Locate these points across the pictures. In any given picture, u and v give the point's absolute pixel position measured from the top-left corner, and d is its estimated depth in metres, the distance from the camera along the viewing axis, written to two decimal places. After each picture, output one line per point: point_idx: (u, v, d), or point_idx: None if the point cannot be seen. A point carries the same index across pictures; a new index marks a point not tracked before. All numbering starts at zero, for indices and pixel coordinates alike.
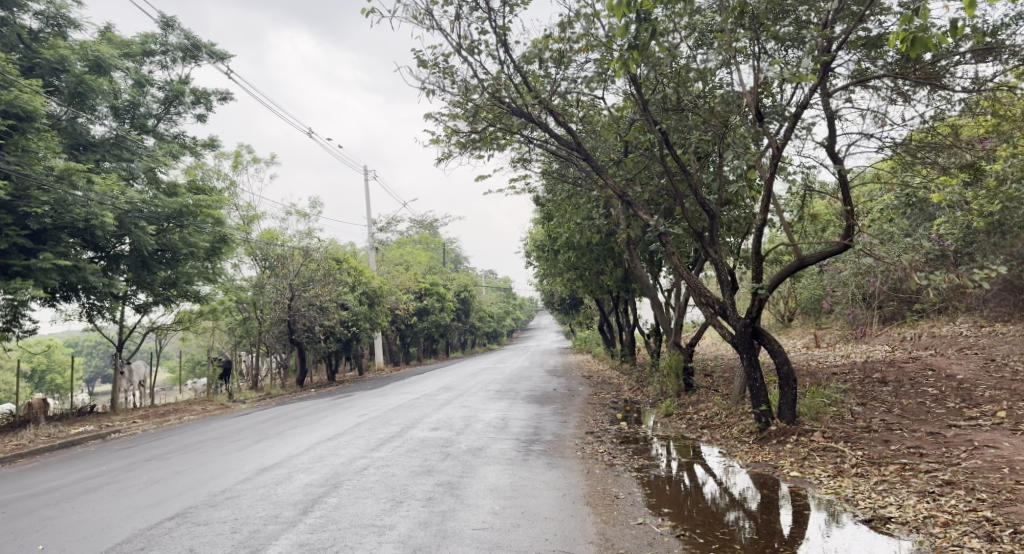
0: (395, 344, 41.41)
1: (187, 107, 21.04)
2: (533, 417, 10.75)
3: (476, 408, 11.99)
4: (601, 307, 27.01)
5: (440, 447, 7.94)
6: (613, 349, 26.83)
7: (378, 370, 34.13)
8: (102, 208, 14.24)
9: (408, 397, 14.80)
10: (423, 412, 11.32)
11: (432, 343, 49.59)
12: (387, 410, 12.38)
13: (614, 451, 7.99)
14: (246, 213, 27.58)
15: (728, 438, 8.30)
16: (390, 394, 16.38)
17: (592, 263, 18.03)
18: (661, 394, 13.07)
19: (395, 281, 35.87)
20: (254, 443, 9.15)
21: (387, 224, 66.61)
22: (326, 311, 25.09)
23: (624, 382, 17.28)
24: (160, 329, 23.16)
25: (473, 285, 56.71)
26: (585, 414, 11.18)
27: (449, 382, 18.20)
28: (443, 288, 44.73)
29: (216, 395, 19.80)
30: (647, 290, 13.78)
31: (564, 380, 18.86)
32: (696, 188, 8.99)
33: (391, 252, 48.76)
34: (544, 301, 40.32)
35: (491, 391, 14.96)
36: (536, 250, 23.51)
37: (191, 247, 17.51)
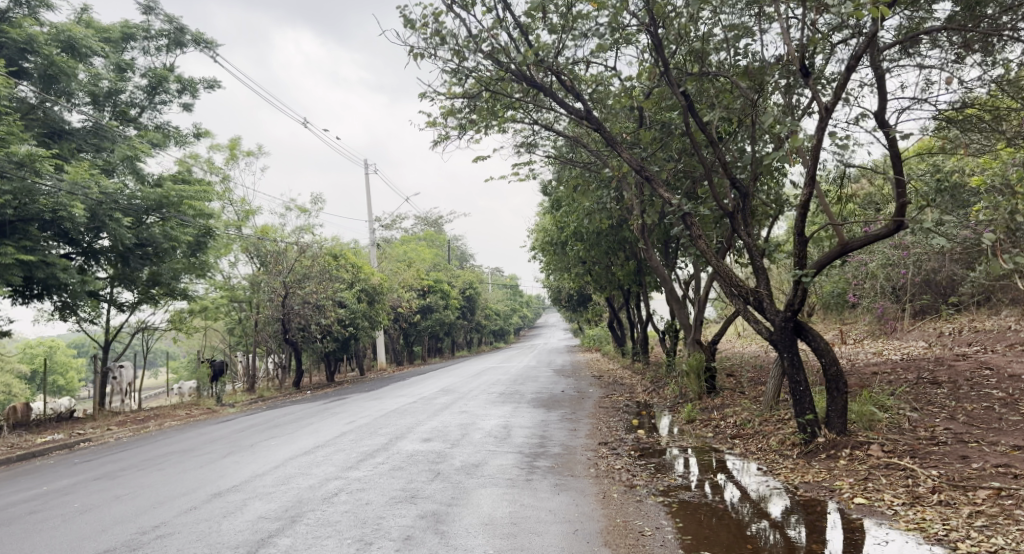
0: (399, 343, 40.36)
1: (172, 96, 20.04)
2: (538, 425, 9.59)
3: (475, 413, 10.85)
4: (611, 303, 25.82)
5: (429, 464, 6.81)
6: (624, 347, 25.64)
7: (380, 369, 33.06)
8: (71, 198, 13.23)
9: (405, 401, 13.67)
10: (416, 419, 10.19)
11: (438, 341, 48.51)
12: (379, 415, 11.25)
13: (632, 469, 6.82)
14: (241, 208, 26.64)
15: (767, 451, 7.12)
16: (386, 397, 15.30)
17: (601, 255, 16.88)
18: (680, 397, 11.88)
19: (397, 278, 34.82)
20: (221, 458, 8.05)
21: (391, 221, 65.66)
22: (322, 309, 24.01)
23: (637, 383, 16.09)
24: (150, 329, 22.13)
25: (479, 282, 55.64)
26: (596, 421, 10.02)
27: (450, 384, 17.07)
28: (447, 285, 43.62)
29: (204, 398, 18.75)
30: (663, 283, 12.60)
31: (572, 380, 17.70)
32: (723, 161, 7.79)
33: (395, 249, 47.79)
34: (551, 297, 39.16)
35: (494, 394, 13.81)
36: (541, 243, 22.33)
37: (173, 241, 16.48)
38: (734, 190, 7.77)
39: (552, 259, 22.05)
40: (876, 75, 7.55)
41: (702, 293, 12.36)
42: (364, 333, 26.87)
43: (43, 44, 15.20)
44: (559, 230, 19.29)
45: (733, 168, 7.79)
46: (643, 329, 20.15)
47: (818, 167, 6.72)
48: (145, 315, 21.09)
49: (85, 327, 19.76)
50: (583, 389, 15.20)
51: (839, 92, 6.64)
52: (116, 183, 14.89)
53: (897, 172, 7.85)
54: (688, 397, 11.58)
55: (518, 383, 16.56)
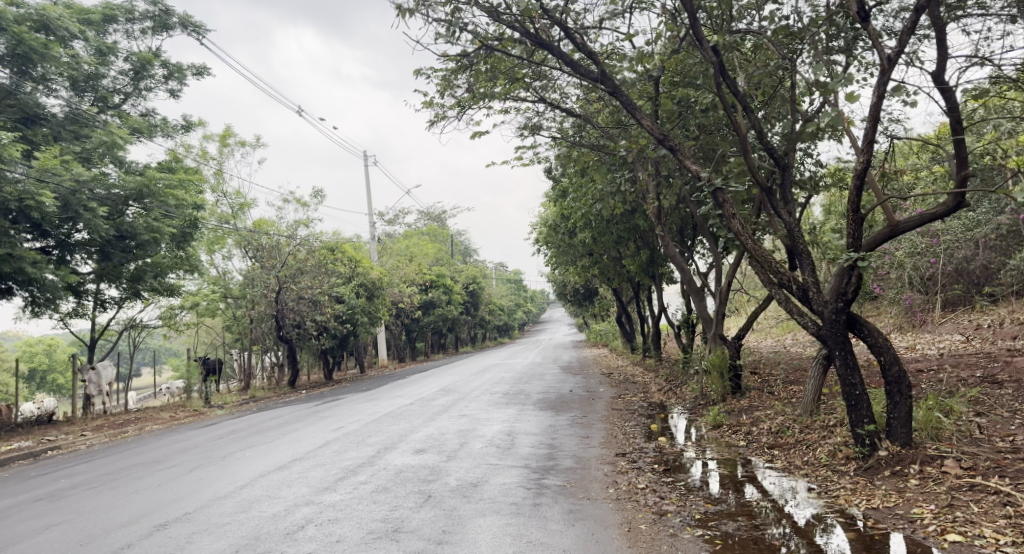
0: (401, 339, 39.39)
1: (157, 81, 19.05)
2: (546, 432, 8.57)
3: (477, 418, 9.84)
4: (619, 296, 24.74)
5: (420, 484, 5.80)
6: (633, 343, 24.58)
7: (382, 367, 32.10)
8: (39, 186, 12.19)
9: (401, 403, 12.69)
10: (410, 425, 9.17)
11: (441, 338, 47.52)
12: (371, 420, 10.24)
13: (659, 488, 5.80)
14: (235, 201, 25.72)
15: (815, 466, 6.10)
16: (382, 398, 14.30)
17: (611, 244, 15.84)
18: (703, 399, 10.83)
19: (398, 273, 33.84)
20: (187, 472, 7.07)
21: (394, 216, 64.68)
22: (318, 305, 23.02)
23: (651, 381, 15.02)
24: (138, 326, 21.15)
25: (482, 277, 54.59)
26: (611, 427, 9.00)
27: (451, 383, 16.07)
28: (450, 280, 42.61)
29: (193, 399, 17.76)
30: (682, 274, 11.53)
31: (581, 378, 16.65)
32: (761, 129, 6.74)
33: (397, 244, 46.77)
34: (556, 292, 38.09)
35: (497, 395, 12.79)
36: (546, 234, 21.27)
37: (155, 234, 15.49)
38: (772, 163, 6.73)
39: (559, 251, 20.97)
40: (937, 27, 6.44)
41: (724, 284, 11.34)
42: (363, 330, 25.86)
43: (13, 21, 14.17)
44: (566, 220, 18.21)
45: (770, 138, 6.76)
46: (655, 323, 19.08)
47: (877, 130, 5.67)
48: (133, 311, 20.13)
49: (68, 324, 18.78)
50: (593, 389, 14.16)
51: (903, 42, 5.57)
52: (90, 170, 13.87)
53: (956, 132, 6.63)
54: (711, 399, 10.54)
55: (524, 382, 15.53)
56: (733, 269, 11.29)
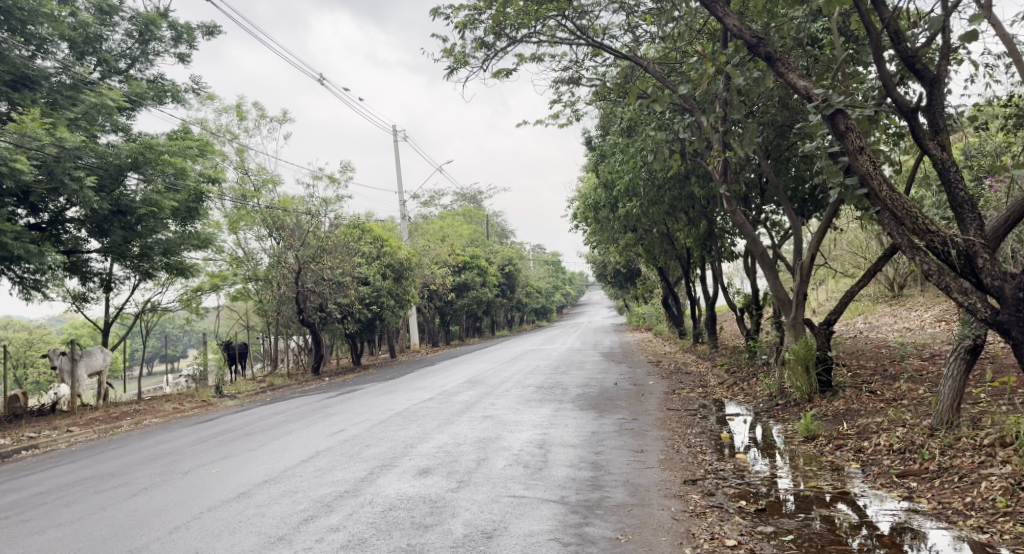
0: (434, 323, 38.04)
1: (166, 45, 17.69)
2: (588, 443, 6.79)
3: (503, 421, 8.13)
4: (665, 276, 22.66)
5: (410, 535, 4.08)
6: (681, 328, 22.50)
7: (413, 352, 30.74)
8: (14, 152, 10.76)
9: (420, 397, 11.05)
10: (421, 431, 7.48)
11: (475, 322, 46.00)
12: (378, 421, 8.61)
13: (760, 548, 3.97)
14: (258, 177, 24.51)
15: (992, 516, 4.18)
16: (401, 391, 12.69)
17: (660, 215, 13.84)
18: (780, 397, 8.92)
19: (428, 255, 32.32)
20: (129, 496, 5.55)
21: (429, 199, 63.43)
22: (341, 286, 21.63)
23: (708, 372, 13.04)
24: (156, 309, 20.08)
25: (518, 259, 52.84)
26: (670, 436, 7.18)
27: (480, 374, 14.39)
28: (485, 261, 40.99)
29: (203, 389, 16.51)
30: (753, 245, 9.55)
31: (626, 368, 14.72)
32: (898, 30, 4.83)
33: (430, 224, 45.41)
34: (595, 273, 36.08)
35: (530, 390, 11.05)
36: (585, 209, 19.33)
37: (154, 207, 14.14)
38: (913, 77, 4.81)
39: (600, 227, 19.04)
40: None
41: (805, 259, 9.33)
42: (390, 313, 24.44)
43: None
44: (608, 191, 16.23)
45: (909, 44, 4.85)
46: (708, 306, 17.02)
47: None
48: (149, 294, 19.07)
49: (79, 306, 17.70)
50: (640, 381, 12.31)
51: None
52: (78, 136, 12.53)
53: None
54: (792, 399, 8.62)
55: (561, 373, 13.75)
56: (817, 240, 9.29)
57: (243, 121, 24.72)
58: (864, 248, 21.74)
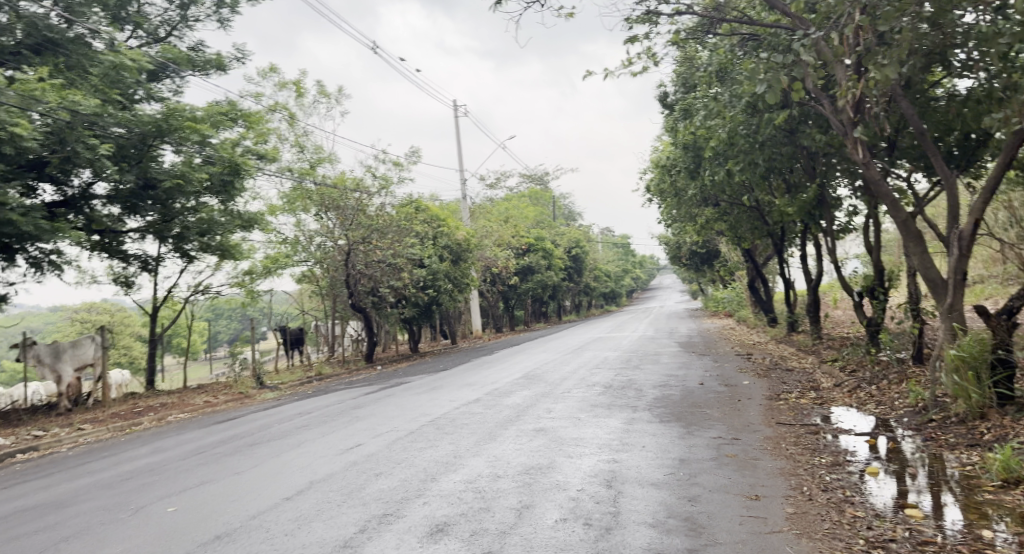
0: (498, 308, 36.54)
1: (207, 10, 16.66)
2: (674, 482, 4.84)
3: (559, 438, 6.31)
4: (753, 255, 20.03)
5: None
6: (771, 314, 19.84)
7: (476, 338, 29.24)
8: (16, 115, 9.73)
9: (466, 398, 9.33)
10: (451, 454, 5.73)
11: (542, 307, 44.13)
12: (406, 432, 6.93)
13: None
14: (313, 155, 23.55)
15: None
16: (448, 387, 11.03)
17: (755, 178, 11.52)
18: (931, 410, 6.46)
19: (490, 236, 30.73)
20: (38, 549, 4.07)
21: (495, 181, 62.02)
22: (393, 268, 20.20)
23: (818, 370, 10.66)
24: (206, 292, 19.50)
25: (587, 241, 50.61)
26: (791, 473, 5.08)
27: (539, 367, 12.61)
28: (550, 243, 39.08)
29: (246, 378, 15.53)
30: (890, 206, 7.05)
31: (710, 362, 12.52)
32: None
33: (496, 206, 43.91)
34: (670, 255, 33.43)
35: (596, 390, 9.17)
36: (660, 179, 17.07)
37: (179, 179, 13.05)
38: None
39: (680, 198, 16.76)
40: None
41: (967, 224, 6.76)
42: (447, 298, 22.87)
43: None
44: (688, 155, 13.98)
45: None
46: (811, 287, 14.46)
47: None
48: (197, 276, 18.39)
49: (127, 289, 17.16)
50: (732, 381, 10.15)
51: None
52: (97, 99, 11.56)
53: None
54: (952, 413, 6.15)
55: (633, 368, 11.76)
56: (982, 197, 6.71)
57: (303, 98, 23.84)
58: (998, 219, 18.26)
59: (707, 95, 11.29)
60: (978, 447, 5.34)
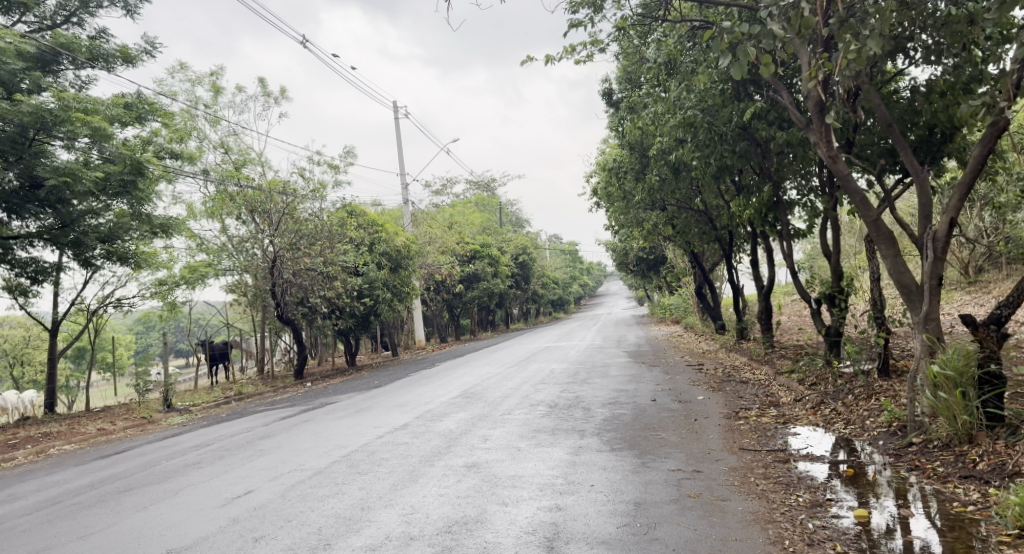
0: (443, 317, 35.35)
1: None
2: (630, 540, 3.91)
3: (494, 477, 5.31)
4: (701, 261, 19.60)
5: None
6: (720, 321, 19.42)
7: (418, 349, 27.96)
8: None
9: (394, 423, 8.21)
10: (358, 508, 4.65)
11: (489, 315, 43.12)
12: (312, 475, 5.80)
13: None
14: (239, 156, 21.89)
15: None
16: (377, 408, 9.87)
17: (707, 180, 10.89)
18: (912, 434, 5.73)
19: (433, 242, 29.57)
20: None
21: (441, 188, 60.83)
22: (326, 277, 18.78)
23: (775, 382, 10.00)
24: (115, 304, 17.67)
25: (534, 248, 49.98)
26: (768, 522, 4.21)
27: (479, 383, 11.57)
28: (497, 250, 38.17)
29: (156, 402, 13.95)
30: (859, 205, 6.38)
31: (662, 375, 11.77)
32: None
33: (441, 212, 42.75)
34: (617, 262, 33.00)
35: (539, 412, 8.21)
36: (606, 182, 16.39)
37: (69, 178, 11.48)
38: None
39: (627, 202, 16.10)
40: None
41: (940, 224, 6.16)
42: (386, 307, 21.56)
43: None
44: (635, 156, 13.28)
45: None
46: (762, 294, 13.98)
47: None
48: (103, 288, 16.61)
49: (19, 303, 15.29)
50: (686, 396, 9.37)
51: None
52: None
53: None
54: (936, 438, 5.41)
55: (581, 383, 10.90)
56: (958, 193, 6.05)
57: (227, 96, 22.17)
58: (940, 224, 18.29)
59: (655, 90, 10.59)
60: (979, 481, 4.56)
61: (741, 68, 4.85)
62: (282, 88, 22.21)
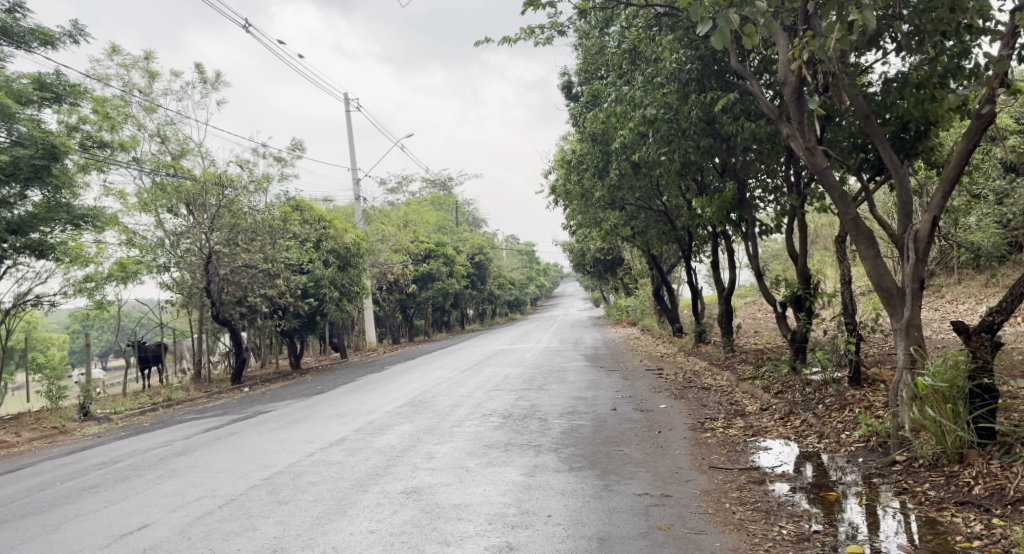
0: (396, 318, 34.30)
1: None
2: None
3: (436, 507, 4.59)
4: (660, 262, 19.23)
5: None
6: (678, 324, 19.10)
7: (369, 351, 26.84)
8: None
9: (329, 437, 7.38)
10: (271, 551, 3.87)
11: (444, 316, 42.11)
12: (224, 506, 4.97)
13: None
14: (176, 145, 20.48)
15: None
16: (315, 419, 8.99)
17: (672, 177, 10.39)
18: (895, 451, 5.28)
19: (386, 240, 28.54)
20: None
21: (396, 186, 59.48)
22: (268, 275, 17.61)
23: (738, 389, 9.56)
24: (30, 303, 16.14)
25: (490, 248, 49.27)
26: None
27: (428, 390, 10.79)
28: (452, 249, 37.30)
29: (70, 411, 12.67)
30: (838, 202, 5.91)
31: (621, 381, 11.22)
32: None
33: (395, 210, 41.60)
34: (574, 262, 32.55)
35: (491, 424, 7.51)
36: (565, 179, 15.82)
37: None
38: None
39: (586, 200, 15.55)
40: None
41: (923, 224, 5.73)
42: (334, 307, 20.44)
43: None
44: (596, 151, 12.71)
45: None
46: (723, 297, 13.60)
47: None
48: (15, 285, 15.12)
49: None
50: (648, 405, 8.81)
51: None
52: None
53: None
54: (923, 456, 4.97)
55: (537, 390, 10.26)
56: (942, 191, 5.63)
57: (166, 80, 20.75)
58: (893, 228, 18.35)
59: (619, 81, 10.04)
60: (980, 510, 4.10)
61: (723, 37, 4.31)
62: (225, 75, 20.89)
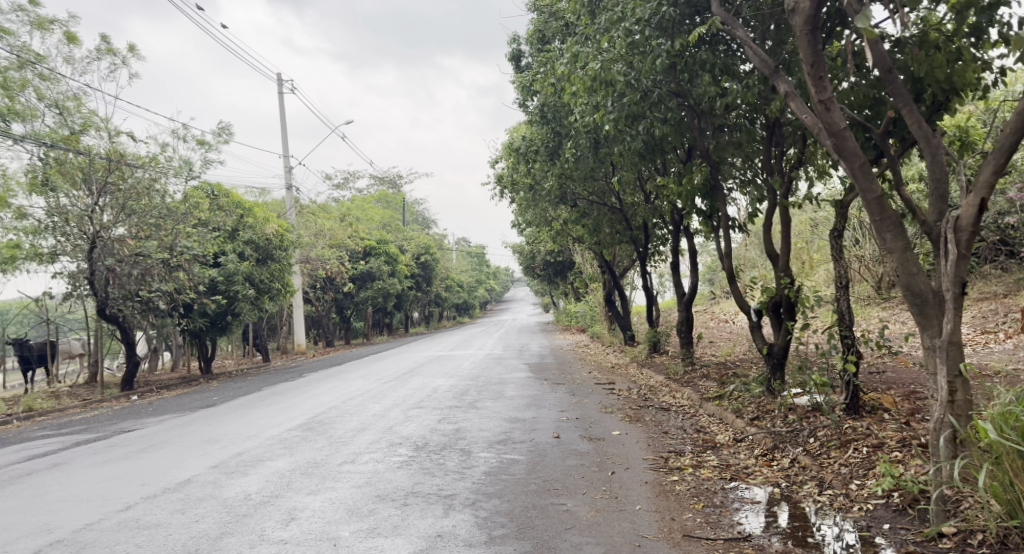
0: (332, 318, 31.94)
1: None
2: None
3: None
4: (612, 265, 17.82)
5: None
6: (630, 332, 17.67)
7: (297, 354, 24.51)
8: None
9: (171, 475, 5.45)
10: None
11: (384, 318, 39.77)
12: None
13: None
14: None
15: None
16: (176, 443, 7.01)
17: (634, 158, 8.85)
18: (939, 522, 3.79)
19: (319, 235, 26.33)
20: None
21: (341, 181, 56.93)
22: (167, 268, 15.26)
23: (704, 412, 8.06)
24: None
25: (438, 249, 47.31)
26: None
27: (335, 405, 8.90)
28: (395, 247, 35.23)
29: None
30: (860, 175, 4.41)
31: (567, 398, 9.58)
32: None
33: (337, 205, 39.29)
34: (523, 265, 31.09)
35: (395, 460, 5.72)
36: (512, 169, 14.19)
37: None
38: None
39: (535, 193, 13.97)
40: None
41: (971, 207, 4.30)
42: (248, 306, 18.17)
43: None
44: (547, 132, 11.12)
45: None
46: (682, 303, 12.16)
47: None
48: None
49: None
50: (598, 431, 7.18)
51: None
52: None
53: None
54: (986, 533, 3.50)
55: (466, 409, 8.49)
56: (996, 162, 4.20)
57: (70, 51, 18.20)
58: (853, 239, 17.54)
59: (576, 41, 8.46)
60: None
61: None
62: (136, 46, 18.47)
